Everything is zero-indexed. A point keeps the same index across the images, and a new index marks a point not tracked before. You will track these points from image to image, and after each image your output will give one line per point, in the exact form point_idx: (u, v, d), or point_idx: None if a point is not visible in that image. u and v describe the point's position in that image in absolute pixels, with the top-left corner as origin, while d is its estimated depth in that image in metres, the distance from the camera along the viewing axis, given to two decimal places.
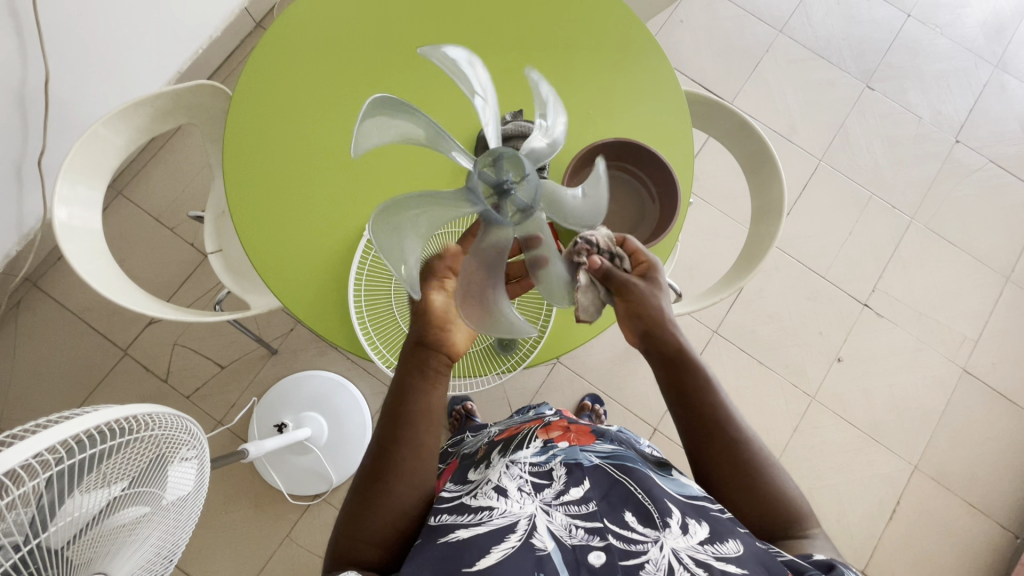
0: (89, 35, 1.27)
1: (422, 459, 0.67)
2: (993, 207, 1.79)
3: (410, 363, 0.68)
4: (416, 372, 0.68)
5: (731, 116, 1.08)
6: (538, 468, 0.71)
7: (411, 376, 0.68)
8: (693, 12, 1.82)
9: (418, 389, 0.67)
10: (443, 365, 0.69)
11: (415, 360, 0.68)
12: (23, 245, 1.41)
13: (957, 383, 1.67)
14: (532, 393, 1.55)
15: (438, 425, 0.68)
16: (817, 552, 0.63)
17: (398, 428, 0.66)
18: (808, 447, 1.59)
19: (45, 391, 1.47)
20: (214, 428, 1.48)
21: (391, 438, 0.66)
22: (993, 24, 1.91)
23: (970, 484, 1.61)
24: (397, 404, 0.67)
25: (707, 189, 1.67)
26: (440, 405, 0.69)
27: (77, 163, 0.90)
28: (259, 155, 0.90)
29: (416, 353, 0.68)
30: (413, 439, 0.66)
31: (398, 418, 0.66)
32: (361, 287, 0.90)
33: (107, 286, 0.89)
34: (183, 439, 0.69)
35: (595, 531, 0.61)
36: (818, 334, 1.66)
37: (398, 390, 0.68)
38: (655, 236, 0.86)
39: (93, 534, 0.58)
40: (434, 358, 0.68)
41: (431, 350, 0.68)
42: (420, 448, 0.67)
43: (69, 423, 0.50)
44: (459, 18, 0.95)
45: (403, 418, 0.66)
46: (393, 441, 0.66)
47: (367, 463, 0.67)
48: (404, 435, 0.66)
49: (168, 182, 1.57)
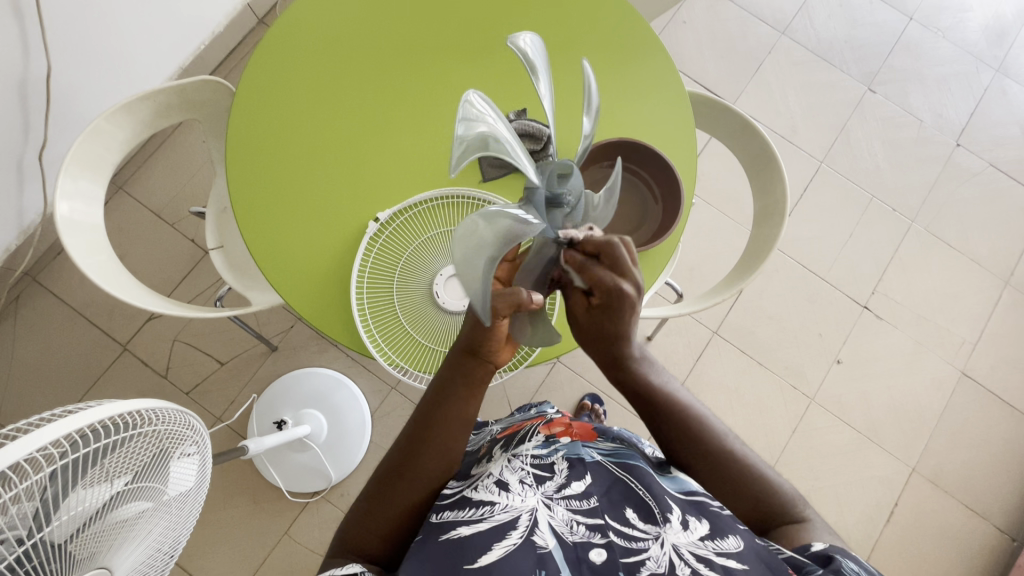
0: (89, 29, 1.27)
1: (444, 462, 0.67)
2: (993, 211, 1.79)
3: (449, 370, 0.68)
4: (453, 378, 0.68)
5: (732, 116, 1.08)
6: (540, 461, 0.71)
7: (448, 384, 0.68)
8: (696, 13, 1.82)
9: (453, 397, 0.67)
10: (485, 375, 0.68)
11: (457, 367, 0.68)
12: (23, 238, 1.41)
13: (955, 386, 1.67)
14: (532, 391, 1.56)
15: (467, 433, 0.69)
16: (815, 541, 0.62)
17: (424, 429, 0.67)
18: (807, 448, 1.60)
19: (44, 386, 1.46)
20: (213, 425, 1.48)
21: (418, 438, 0.67)
22: (995, 29, 1.92)
23: (967, 487, 1.62)
24: (431, 409, 0.68)
25: (708, 190, 1.68)
26: (472, 417, 0.69)
27: (79, 158, 0.89)
28: (263, 155, 0.90)
29: (453, 362, 0.68)
30: (442, 442, 0.67)
31: (429, 422, 0.67)
32: (363, 284, 0.90)
33: (108, 281, 0.89)
34: (187, 434, 0.68)
35: (596, 527, 0.61)
36: (818, 336, 1.67)
37: (436, 393, 0.68)
38: (657, 238, 0.87)
39: (96, 528, 0.58)
40: (484, 370, 0.68)
41: (478, 359, 0.67)
42: (448, 452, 0.67)
43: (74, 417, 0.50)
44: (463, 16, 0.95)
45: (434, 423, 0.67)
46: (419, 442, 0.67)
47: (390, 458, 0.68)
48: (430, 438, 0.66)
49: (168, 177, 1.57)
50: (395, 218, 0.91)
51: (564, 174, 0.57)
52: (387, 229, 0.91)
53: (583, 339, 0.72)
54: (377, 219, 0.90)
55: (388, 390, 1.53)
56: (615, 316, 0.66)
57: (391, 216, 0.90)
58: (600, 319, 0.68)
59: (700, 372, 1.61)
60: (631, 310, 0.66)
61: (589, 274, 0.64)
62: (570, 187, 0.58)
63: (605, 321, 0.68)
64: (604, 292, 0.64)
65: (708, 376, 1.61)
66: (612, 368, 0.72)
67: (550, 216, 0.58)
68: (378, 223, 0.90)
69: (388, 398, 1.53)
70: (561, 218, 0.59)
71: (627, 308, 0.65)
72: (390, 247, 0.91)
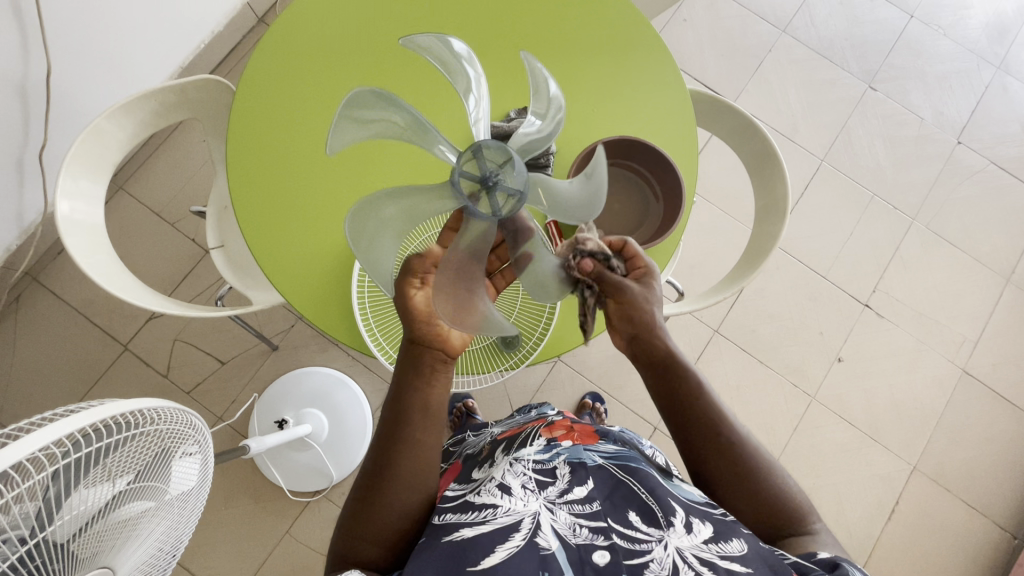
0: (88, 28, 1.26)
1: (422, 459, 0.66)
2: (994, 208, 1.79)
3: (407, 360, 0.68)
4: (409, 368, 0.67)
5: (734, 115, 1.08)
6: (542, 465, 0.71)
7: (407, 373, 0.67)
8: (696, 11, 1.82)
9: (415, 389, 0.66)
10: (437, 363, 0.67)
11: (411, 355, 0.67)
12: (23, 238, 1.40)
13: (956, 383, 1.67)
14: (533, 390, 1.56)
15: (434, 422, 0.67)
16: (821, 551, 0.63)
17: (397, 427, 0.66)
18: (808, 446, 1.60)
19: (46, 386, 1.46)
20: (215, 424, 1.48)
21: (391, 435, 0.66)
22: (996, 26, 1.91)
23: (968, 484, 1.62)
24: (396, 403, 0.67)
25: (709, 188, 1.67)
26: (439, 403, 0.68)
27: (79, 157, 0.89)
28: (261, 157, 0.90)
29: (408, 350, 0.68)
30: (411, 437, 0.65)
31: (396, 415, 0.66)
32: (364, 283, 0.90)
33: (109, 281, 0.89)
34: (188, 433, 0.68)
35: (599, 531, 0.61)
36: (818, 334, 1.66)
37: (399, 386, 0.67)
38: (658, 237, 0.87)
39: (98, 528, 0.58)
40: (430, 354, 0.67)
41: (426, 348, 0.67)
42: (418, 445, 0.66)
43: (77, 416, 0.50)
44: (464, 16, 0.94)
45: (402, 418, 0.66)
46: (393, 439, 0.66)
47: (368, 460, 0.67)
48: (403, 435, 0.65)
49: (169, 177, 1.56)
50: None
51: (479, 155, 0.64)
52: None
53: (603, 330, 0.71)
54: None
55: None
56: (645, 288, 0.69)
57: None
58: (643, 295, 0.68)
59: (701, 370, 1.61)
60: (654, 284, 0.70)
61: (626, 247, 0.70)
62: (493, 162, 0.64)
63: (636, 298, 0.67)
64: (642, 269, 0.70)
65: (709, 375, 1.61)
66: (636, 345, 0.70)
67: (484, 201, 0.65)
68: None
69: None
70: (501, 201, 0.64)
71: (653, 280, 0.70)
72: None
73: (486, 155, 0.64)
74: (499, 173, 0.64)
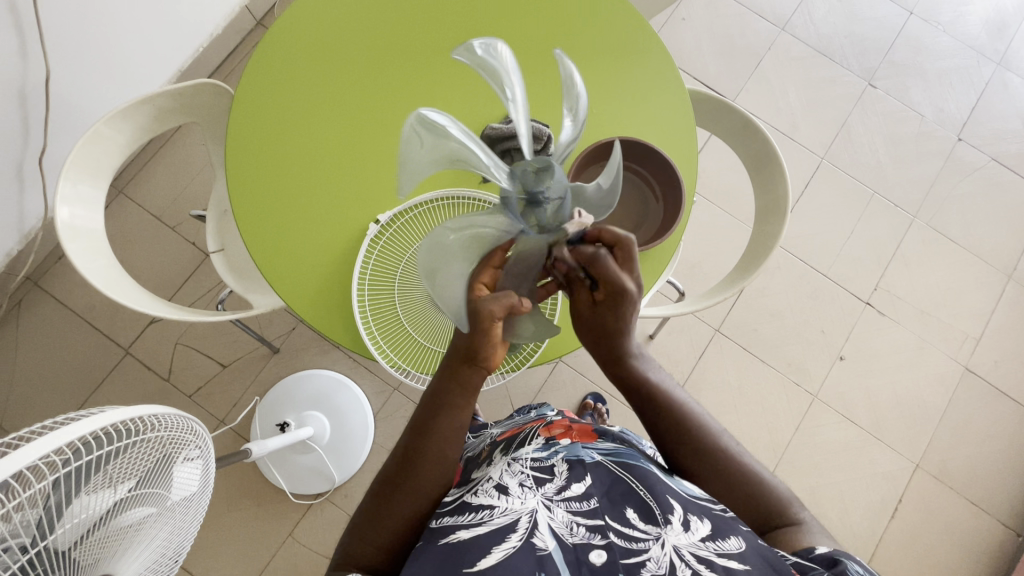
0: (87, 33, 1.26)
1: (442, 472, 0.67)
2: (995, 205, 1.78)
3: (446, 379, 0.67)
4: (450, 388, 0.67)
5: (734, 114, 1.08)
6: (540, 463, 0.71)
7: (446, 392, 0.67)
8: (694, 10, 1.81)
9: (450, 407, 0.67)
10: (478, 381, 0.67)
11: (455, 376, 0.67)
12: (24, 243, 1.41)
13: (958, 380, 1.67)
14: (534, 391, 1.56)
15: (462, 440, 0.68)
16: (819, 545, 0.62)
17: (423, 440, 0.66)
18: (809, 445, 1.60)
19: (48, 390, 1.47)
20: (217, 428, 1.48)
21: (413, 448, 0.66)
22: (995, 22, 1.91)
23: (971, 482, 1.62)
24: (428, 418, 0.67)
25: (708, 188, 1.67)
26: (466, 422, 0.69)
27: (78, 162, 0.89)
28: (258, 155, 0.90)
29: (450, 368, 0.67)
30: (437, 452, 0.66)
31: (425, 431, 0.66)
32: (365, 287, 0.89)
33: (109, 286, 0.89)
34: (188, 438, 0.68)
35: (596, 529, 0.61)
36: (820, 333, 1.66)
37: (432, 401, 0.67)
38: (658, 237, 0.87)
39: (99, 535, 0.58)
40: (477, 375, 0.67)
41: (473, 368, 0.66)
42: (443, 460, 0.67)
43: (79, 423, 0.50)
44: (461, 18, 0.94)
45: (437, 435, 0.66)
46: (415, 451, 0.66)
47: (387, 467, 0.68)
48: (433, 450, 0.66)
49: (168, 181, 1.56)
50: (394, 220, 0.91)
51: (543, 171, 0.59)
52: (387, 232, 0.90)
53: (585, 339, 0.74)
54: (377, 221, 0.90)
55: (390, 391, 1.53)
56: (616, 311, 0.68)
57: (390, 218, 0.90)
58: (603, 314, 0.70)
59: (702, 370, 1.61)
60: (633, 304, 0.68)
61: (597, 268, 0.65)
62: (552, 188, 0.59)
63: (608, 315, 0.69)
64: (609, 288, 0.66)
65: (710, 374, 1.61)
66: (614, 365, 0.74)
67: (528, 217, 0.61)
68: (378, 224, 0.90)
69: (391, 399, 1.52)
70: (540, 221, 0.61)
71: (629, 303, 0.67)
72: (390, 249, 0.91)
73: (532, 171, 0.59)
74: (546, 193, 0.59)
